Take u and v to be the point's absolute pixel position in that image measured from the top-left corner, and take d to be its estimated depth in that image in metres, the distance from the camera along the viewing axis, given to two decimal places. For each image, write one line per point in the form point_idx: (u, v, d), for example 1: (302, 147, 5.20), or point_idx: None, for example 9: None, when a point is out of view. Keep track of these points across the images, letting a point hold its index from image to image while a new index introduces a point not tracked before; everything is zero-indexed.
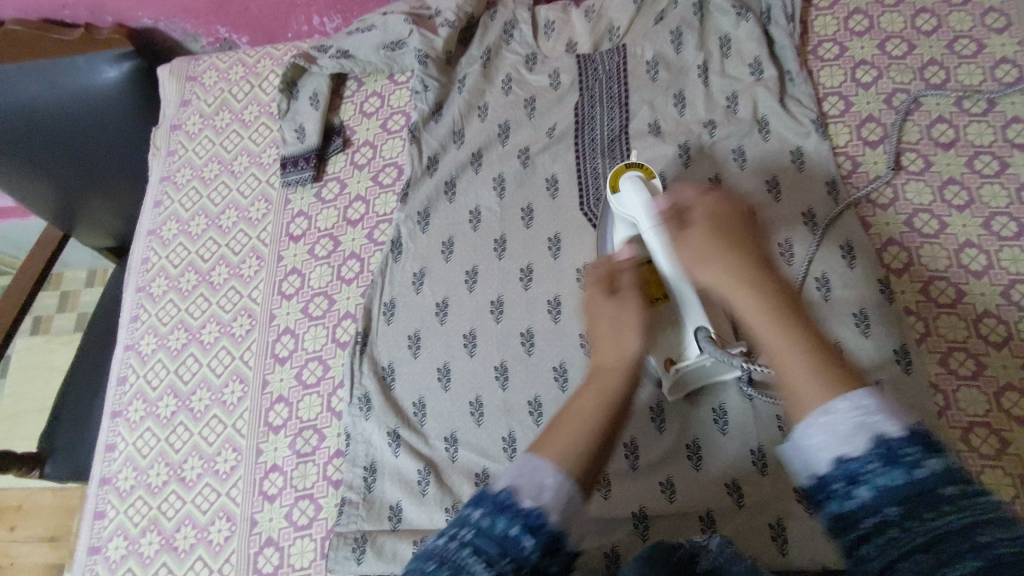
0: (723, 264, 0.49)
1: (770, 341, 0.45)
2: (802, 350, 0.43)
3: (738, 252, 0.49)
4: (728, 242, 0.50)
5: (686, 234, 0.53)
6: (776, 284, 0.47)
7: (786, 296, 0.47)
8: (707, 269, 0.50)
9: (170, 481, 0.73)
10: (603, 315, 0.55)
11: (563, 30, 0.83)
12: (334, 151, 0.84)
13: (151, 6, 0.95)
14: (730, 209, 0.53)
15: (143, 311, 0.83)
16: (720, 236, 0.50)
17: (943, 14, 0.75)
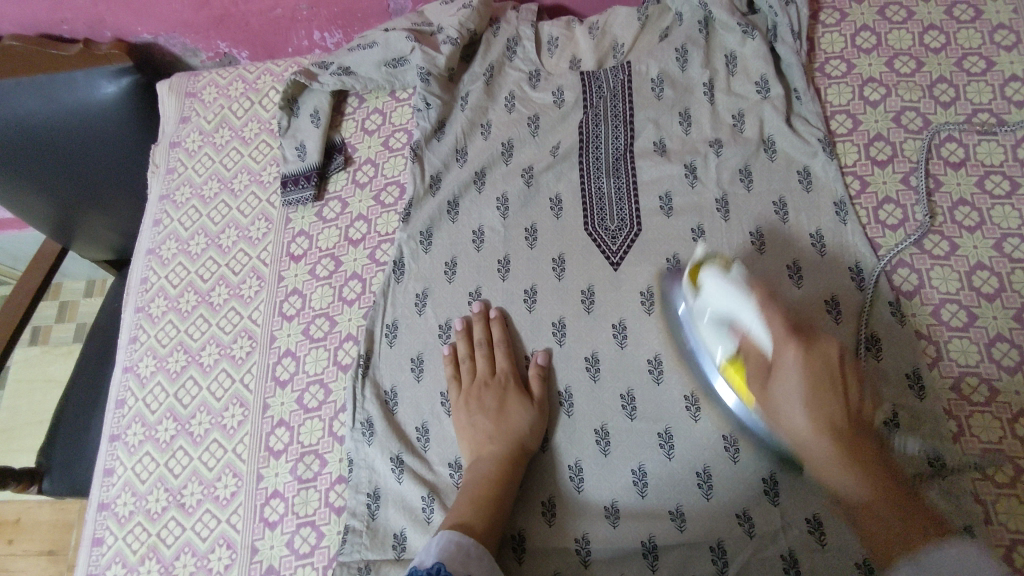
0: (793, 382, 0.54)
1: (815, 461, 0.54)
2: (829, 450, 0.53)
3: (800, 349, 0.54)
4: (817, 389, 0.53)
5: (776, 385, 0.55)
6: (832, 434, 0.53)
7: (847, 436, 0.53)
8: (796, 415, 0.54)
9: (169, 507, 0.72)
10: (779, 396, 0.55)
11: (567, 47, 0.82)
12: (335, 170, 0.83)
13: (149, 21, 0.94)
14: (824, 376, 0.53)
15: (142, 331, 0.82)
16: (810, 382, 0.53)
17: (951, 30, 0.75)
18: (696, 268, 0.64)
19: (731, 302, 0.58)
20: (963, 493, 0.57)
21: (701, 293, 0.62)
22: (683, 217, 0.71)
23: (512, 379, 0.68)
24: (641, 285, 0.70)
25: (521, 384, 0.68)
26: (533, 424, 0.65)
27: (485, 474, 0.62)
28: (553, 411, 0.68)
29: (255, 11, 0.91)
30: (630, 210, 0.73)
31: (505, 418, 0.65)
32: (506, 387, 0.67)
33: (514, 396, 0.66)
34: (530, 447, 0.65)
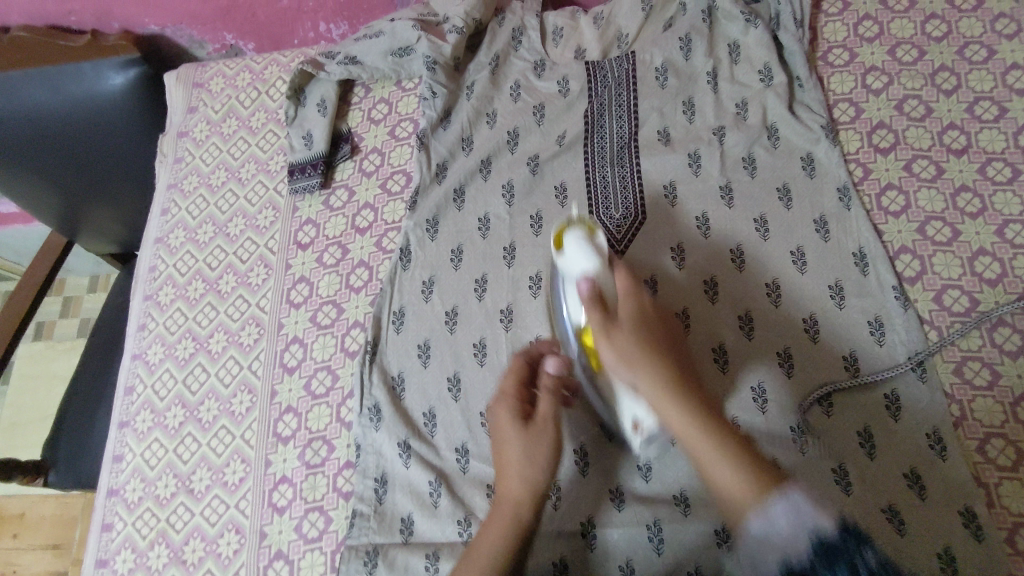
0: (646, 377, 0.58)
1: (700, 455, 0.55)
2: (688, 400, 0.57)
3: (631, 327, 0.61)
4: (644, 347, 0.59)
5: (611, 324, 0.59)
6: (689, 389, 0.57)
7: (724, 434, 0.55)
8: (634, 369, 0.58)
9: (178, 493, 0.72)
10: (619, 359, 0.59)
11: (571, 37, 0.83)
12: (342, 159, 0.84)
13: (156, 12, 0.94)
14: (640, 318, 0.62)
15: (151, 320, 0.83)
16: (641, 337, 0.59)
17: (953, 19, 0.75)
18: (559, 229, 0.65)
19: (580, 260, 0.61)
20: (963, 474, 0.58)
21: (565, 255, 0.63)
22: (687, 204, 0.72)
23: (508, 406, 0.61)
24: (645, 272, 0.70)
25: (523, 407, 0.62)
26: (534, 454, 0.59)
27: (499, 509, 0.58)
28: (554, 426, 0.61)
29: (261, 1, 0.91)
30: (634, 199, 0.74)
31: (505, 455, 0.60)
32: (502, 419, 0.61)
33: (510, 427, 0.61)
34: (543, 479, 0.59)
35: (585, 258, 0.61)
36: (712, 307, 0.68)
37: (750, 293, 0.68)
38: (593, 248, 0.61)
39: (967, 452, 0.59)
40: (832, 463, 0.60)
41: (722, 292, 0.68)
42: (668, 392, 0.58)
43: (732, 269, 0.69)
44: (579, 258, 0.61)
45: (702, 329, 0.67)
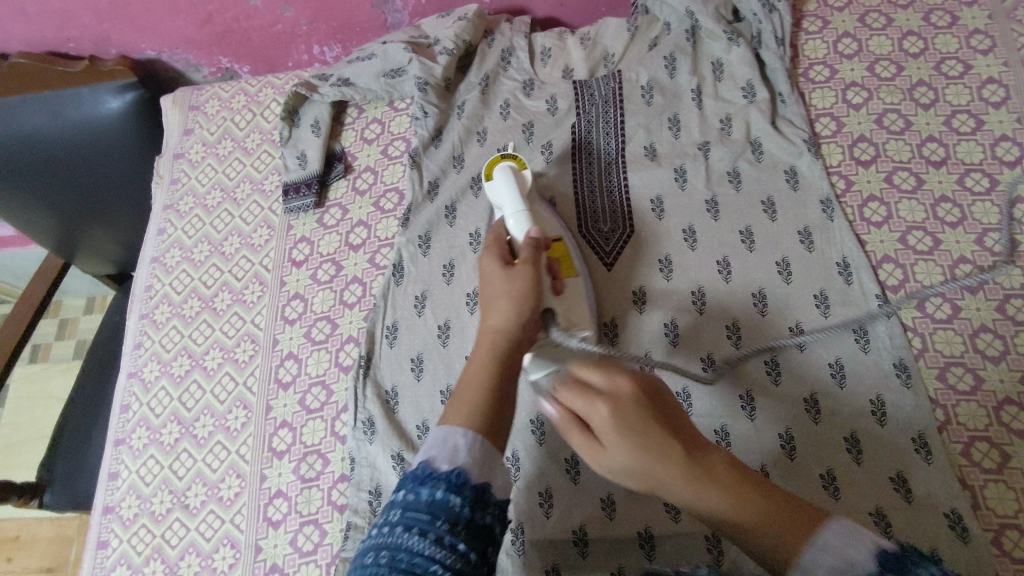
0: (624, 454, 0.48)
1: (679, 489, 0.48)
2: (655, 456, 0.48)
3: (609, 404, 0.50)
4: (643, 431, 0.48)
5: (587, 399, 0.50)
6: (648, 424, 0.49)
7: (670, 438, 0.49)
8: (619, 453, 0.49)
9: (174, 509, 0.73)
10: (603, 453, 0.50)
11: (559, 57, 0.85)
12: (336, 178, 0.86)
13: (154, 38, 0.96)
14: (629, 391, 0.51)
15: (147, 338, 0.83)
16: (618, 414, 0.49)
17: (929, 36, 0.77)
18: (494, 161, 0.73)
19: (501, 195, 0.69)
20: (949, 478, 0.59)
21: (494, 183, 0.70)
22: (674, 217, 0.74)
23: (490, 252, 0.62)
24: (634, 284, 0.72)
25: (501, 251, 0.63)
26: (512, 297, 0.57)
27: (479, 354, 0.56)
28: (532, 284, 0.58)
29: (257, 26, 0.94)
30: (622, 212, 0.75)
31: (488, 309, 0.58)
32: (484, 263, 0.62)
33: (491, 268, 0.60)
34: (528, 315, 0.57)
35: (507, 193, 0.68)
36: (700, 318, 0.69)
37: (737, 304, 0.69)
38: (517, 181, 0.69)
39: (953, 457, 0.60)
40: (820, 468, 0.61)
41: (709, 302, 0.69)
42: (629, 411, 0.49)
43: (719, 279, 0.70)
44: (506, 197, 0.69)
45: (691, 339, 0.68)
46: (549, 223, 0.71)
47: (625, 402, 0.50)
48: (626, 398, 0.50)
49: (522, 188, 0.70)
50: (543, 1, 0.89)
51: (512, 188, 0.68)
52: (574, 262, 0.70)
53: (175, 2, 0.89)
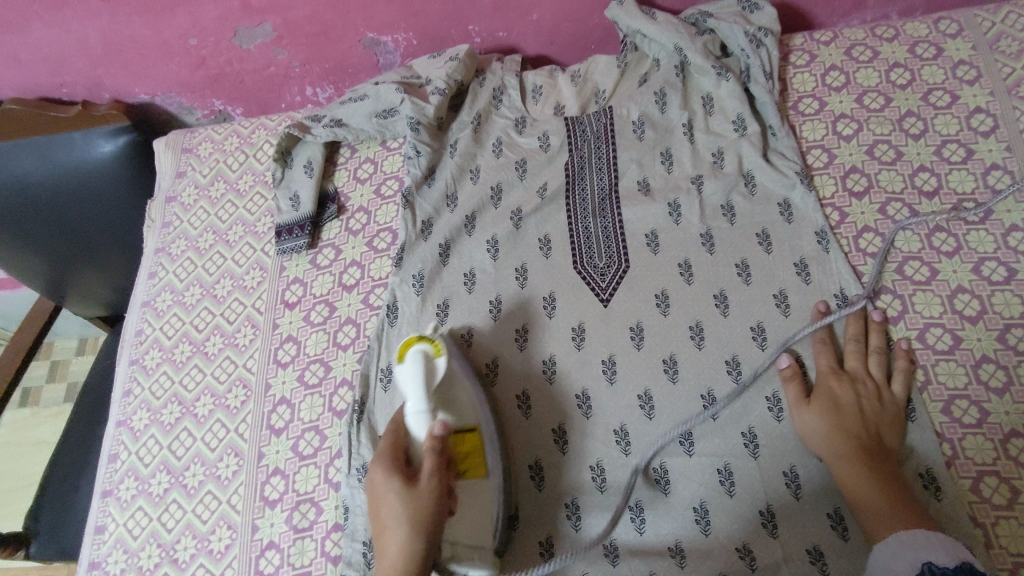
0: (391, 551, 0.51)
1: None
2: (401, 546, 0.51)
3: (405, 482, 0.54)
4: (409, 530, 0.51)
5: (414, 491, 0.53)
6: (411, 527, 0.52)
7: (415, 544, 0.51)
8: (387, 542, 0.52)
9: (162, 563, 0.70)
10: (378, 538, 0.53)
11: (550, 94, 0.85)
12: (329, 219, 0.85)
13: (147, 82, 0.97)
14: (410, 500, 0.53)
15: (137, 384, 0.82)
16: (413, 517, 0.52)
17: (915, 67, 0.78)
18: (408, 342, 0.63)
19: (410, 386, 0.59)
20: (959, 515, 0.57)
21: (401, 370, 0.60)
22: (669, 252, 0.73)
23: (384, 465, 0.55)
24: (631, 320, 0.71)
25: (398, 463, 0.56)
26: (410, 522, 0.52)
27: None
28: (434, 504, 0.53)
29: (250, 69, 0.94)
30: (617, 248, 0.75)
31: (383, 539, 0.53)
32: (377, 481, 0.55)
33: (388, 484, 0.54)
34: (424, 538, 0.52)
35: (416, 385, 0.59)
36: (699, 354, 0.68)
37: (736, 338, 0.68)
38: (426, 371, 0.60)
39: (962, 492, 0.59)
40: (827, 506, 0.60)
41: (707, 337, 0.69)
42: (421, 518, 0.52)
43: (717, 314, 0.69)
44: (411, 385, 0.59)
45: (690, 375, 0.67)
46: (468, 405, 0.64)
47: (429, 509, 0.53)
48: (433, 507, 0.53)
49: (431, 384, 0.60)
50: (533, 40, 0.90)
51: (422, 381, 0.59)
52: (484, 460, 0.62)
53: (168, 47, 0.90)
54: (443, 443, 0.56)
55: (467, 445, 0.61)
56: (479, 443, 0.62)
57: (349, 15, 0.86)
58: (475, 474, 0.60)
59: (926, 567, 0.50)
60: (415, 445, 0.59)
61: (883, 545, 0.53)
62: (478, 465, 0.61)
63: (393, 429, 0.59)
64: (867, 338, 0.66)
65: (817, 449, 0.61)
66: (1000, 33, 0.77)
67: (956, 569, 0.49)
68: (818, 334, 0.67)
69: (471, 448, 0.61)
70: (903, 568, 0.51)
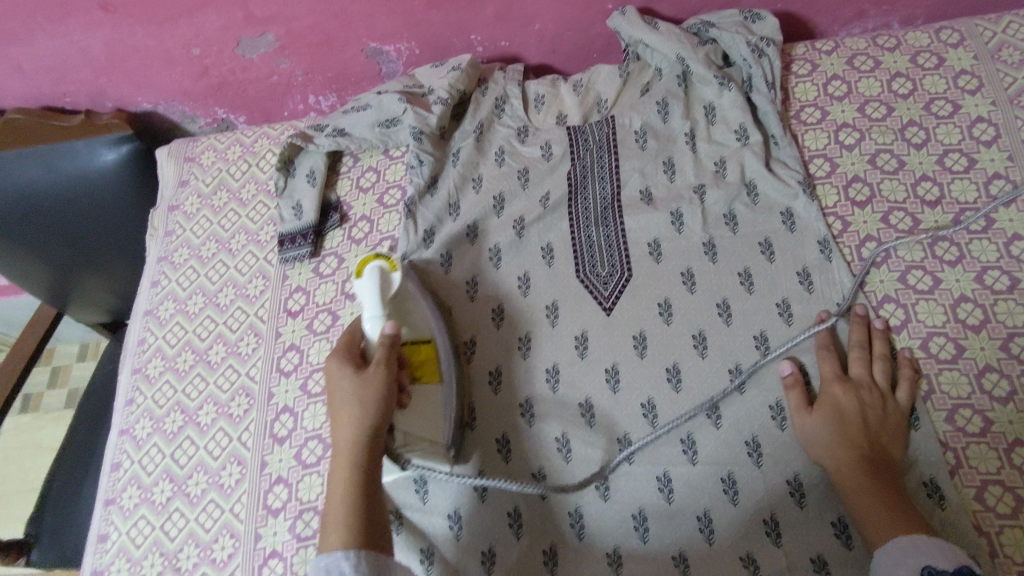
0: (344, 431, 0.58)
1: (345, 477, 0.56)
2: (352, 449, 0.57)
3: (356, 370, 0.61)
4: (365, 392, 0.59)
5: (363, 378, 0.60)
6: (369, 429, 0.58)
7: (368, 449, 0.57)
8: (339, 428, 0.58)
9: (164, 572, 0.70)
10: (334, 394, 0.60)
11: (552, 104, 0.86)
12: (331, 227, 0.85)
13: (150, 91, 0.97)
14: (365, 399, 0.59)
15: (139, 393, 0.82)
16: (360, 402, 0.59)
17: (917, 77, 0.79)
18: (367, 258, 0.68)
19: (368, 297, 0.66)
20: (963, 523, 0.57)
21: (361, 283, 0.66)
22: (671, 261, 0.73)
23: (339, 357, 0.62)
24: (634, 329, 0.71)
25: (351, 356, 0.63)
26: (360, 402, 0.59)
27: (337, 477, 0.56)
28: (382, 386, 0.60)
29: (253, 78, 0.95)
30: (620, 257, 0.75)
31: (335, 427, 0.59)
32: (331, 367, 0.62)
33: (342, 374, 0.61)
34: (372, 423, 0.58)
35: (374, 297, 0.65)
36: (702, 363, 0.68)
37: (739, 347, 0.68)
38: (383, 284, 0.66)
39: (966, 501, 0.59)
40: (831, 515, 0.60)
41: (711, 345, 0.69)
42: (368, 399, 0.59)
43: (720, 323, 0.70)
44: (369, 295, 0.66)
45: (693, 384, 0.67)
46: (422, 319, 0.70)
47: (378, 387, 0.60)
48: (381, 390, 0.60)
49: (387, 294, 0.66)
50: (536, 49, 0.91)
51: (378, 290, 0.66)
52: (438, 366, 0.69)
53: (171, 56, 0.91)
54: (394, 342, 0.62)
55: (421, 355, 0.69)
56: (432, 354, 0.69)
57: (352, 25, 0.86)
58: (427, 378, 0.68)
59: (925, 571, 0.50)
60: (370, 345, 0.65)
61: (881, 553, 0.54)
62: (432, 371, 0.68)
63: (349, 331, 0.65)
64: (872, 344, 0.66)
65: (815, 454, 0.61)
66: (1002, 43, 0.78)
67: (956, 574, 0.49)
68: (822, 343, 0.67)
69: (426, 357, 0.69)
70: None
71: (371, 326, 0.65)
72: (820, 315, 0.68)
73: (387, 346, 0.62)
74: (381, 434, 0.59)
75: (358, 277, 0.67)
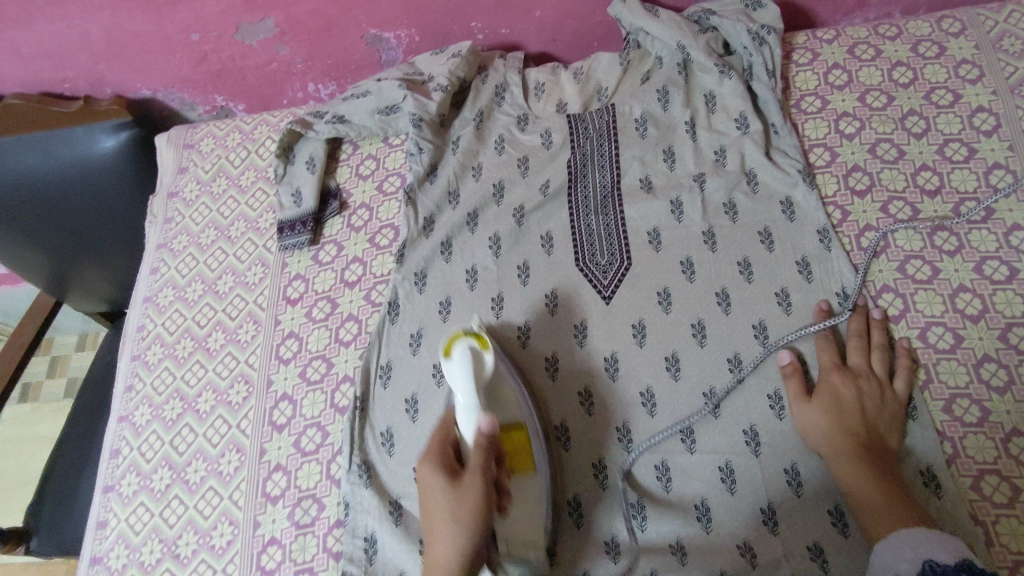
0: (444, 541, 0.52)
1: None
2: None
3: (451, 482, 0.53)
4: (466, 515, 0.52)
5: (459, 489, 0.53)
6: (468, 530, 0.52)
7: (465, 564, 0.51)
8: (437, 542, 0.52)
9: (163, 558, 0.70)
10: (427, 490, 0.54)
11: (553, 91, 0.85)
12: (331, 215, 0.85)
13: (150, 77, 0.96)
14: (465, 534, 0.52)
15: (138, 380, 0.82)
16: (459, 512, 0.52)
17: (918, 66, 0.78)
18: (454, 336, 0.61)
19: (459, 382, 0.58)
20: (960, 512, 0.58)
21: (450, 364, 0.59)
22: (671, 250, 0.73)
23: (432, 463, 0.55)
24: (633, 317, 0.71)
25: (445, 458, 0.55)
26: (457, 522, 0.52)
27: (431, 559, 0.51)
28: (480, 504, 0.52)
29: (252, 65, 0.94)
30: (619, 246, 0.75)
31: (433, 538, 0.53)
32: (425, 476, 0.54)
33: (435, 485, 0.53)
34: (476, 537, 0.52)
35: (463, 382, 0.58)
36: (701, 351, 0.68)
37: (738, 337, 0.68)
38: (476, 366, 0.59)
39: (963, 491, 0.59)
40: (828, 504, 0.61)
41: (709, 334, 0.69)
42: (468, 520, 0.52)
43: (719, 311, 0.70)
44: (461, 389, 0.58)
45: (692, 372, 0.68)
46: (513, 397, 0.63)
47: (474, 511, 0.52)
48: (478, 507, 0.52)
49: (481, 380, 0.59)
50: (536, 37, 0.90)
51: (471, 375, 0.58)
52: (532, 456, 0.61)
53: (170, 43, 0.90)
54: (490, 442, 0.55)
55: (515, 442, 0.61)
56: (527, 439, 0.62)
57: (352, 11, 0.86)
58: (523, 471, 0.60)
59: (928, 566, 0.50)
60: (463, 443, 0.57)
61: (883, 545, 0.54)
62: (527, 464, 0.60)
63: (441, 425, 0.58)
64: (870, 334, 0.66)
65: (811, 440, 0.62)
66: (1004, 32, 0.77)
67: (957, 567, 0.49)
68: (821, 332, 0.67)
69: (519, 444, 0.61)
70: (905, 568, 0.51)
71: (464, 423, 0.57)
72: (819, 305, 0.68)
73: (483, 456, 0.54)
74: (480, 543, 0.53)
75: (447, 355, 0.60)
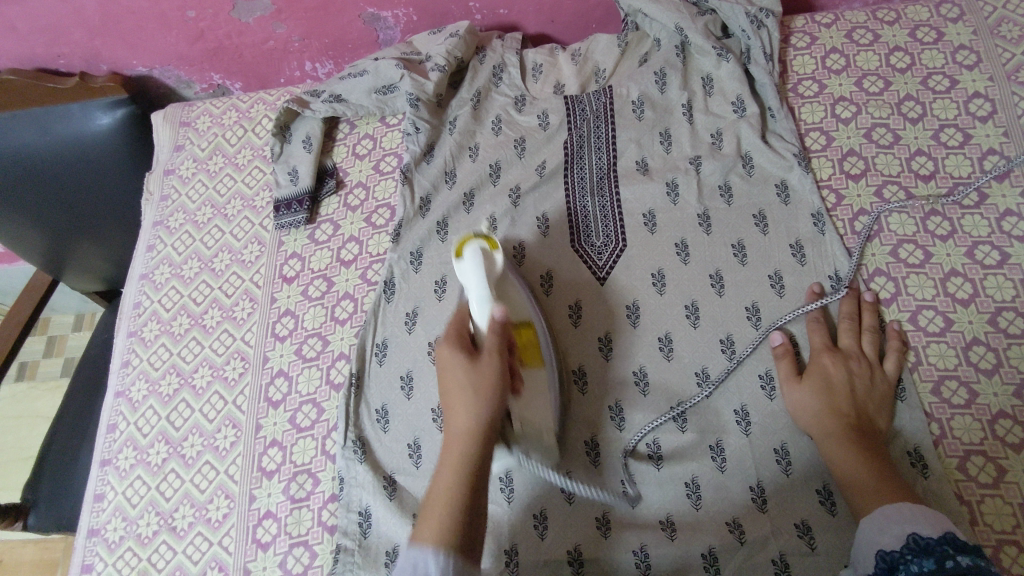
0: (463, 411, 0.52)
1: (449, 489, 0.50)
2: (462, 449, 0.51)
3: (469, 358, 0.55)
4: (484, 375, 0.54)
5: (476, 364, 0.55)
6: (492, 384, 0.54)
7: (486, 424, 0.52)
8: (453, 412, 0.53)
9: (160, 531, 0.71)
10: (445, 365, 0.56)
11: (551, 72, 0.85)
12: (327, 194, 0.85)
13: (145, 54, 0.96)
14: (486, 386, 0.53)
15: (134, 356, 0.83)
16: (477, 387, 0.53)
17: (916, 51, 0.78)
18: (465, 238, 0.66)
19: (471, 278, 0.63)
20: (945, 491, 0.59)
21: (462, 263, 0.64)
22: (666, 231, 0.74)
23: (449, 342, 0.57)
24: (627, 298, 0.72)
25: (461, 338, 0.58)
26: (476, 392, 0.53)
27: (448, 465, 0.51)
28: (499, 375, 0.55)
29: (249, 43, 0.94)
30: (615, 228, 0.75)
31: (449, 412, 0.54)
32: (444, 355, 0.57)
33: (454, 362, 0.55)
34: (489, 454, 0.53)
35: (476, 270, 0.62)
36: (694, 332, 0.69)
37: (731, 318, 0.69)
38: (486, 264, 0.63)
39: (949, 471, 0.60)
40: (817, 483, 0.62)
41: (702, 316, 0.69)
42: (486, 389, 0.53)
43: (712, 293, 0.70)
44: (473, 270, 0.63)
45: (684, 353, 0.68)
46: (519, 299, 0.66)
47: (492, 377, 0.54)
48: (495, 378, 0.54)
49: (491, 275, 0.63)
50: (534, 18, 0.90)
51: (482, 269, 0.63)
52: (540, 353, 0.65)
53: (167, 19, 0.90)
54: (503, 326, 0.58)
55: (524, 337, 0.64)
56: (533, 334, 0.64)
57: None
58: (532, 363, 0.63)
59: (911, 538, 0.51)
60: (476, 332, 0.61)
61: (869, 521, 0.54)
62: (534, 356, 0.64)
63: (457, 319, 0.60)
64: (861, 316, 0.67)
65: (801, 420, 0.63)
66: (1002, 18, 0.77)
67: (940, 539, 0.50)
68: (812, 315, 0.67)
69: (528, 339, 0.64)
70: (890, 542, 0.52)
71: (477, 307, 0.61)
72: (811, 287, 0.68)
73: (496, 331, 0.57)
74: (499, 414, 0.54)
75: (458, 257, 0.65)
